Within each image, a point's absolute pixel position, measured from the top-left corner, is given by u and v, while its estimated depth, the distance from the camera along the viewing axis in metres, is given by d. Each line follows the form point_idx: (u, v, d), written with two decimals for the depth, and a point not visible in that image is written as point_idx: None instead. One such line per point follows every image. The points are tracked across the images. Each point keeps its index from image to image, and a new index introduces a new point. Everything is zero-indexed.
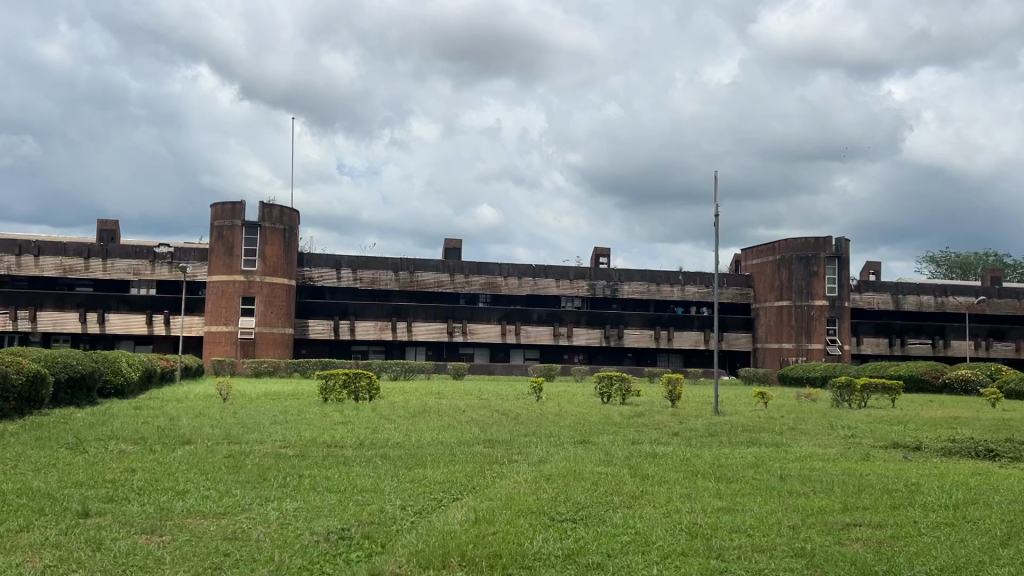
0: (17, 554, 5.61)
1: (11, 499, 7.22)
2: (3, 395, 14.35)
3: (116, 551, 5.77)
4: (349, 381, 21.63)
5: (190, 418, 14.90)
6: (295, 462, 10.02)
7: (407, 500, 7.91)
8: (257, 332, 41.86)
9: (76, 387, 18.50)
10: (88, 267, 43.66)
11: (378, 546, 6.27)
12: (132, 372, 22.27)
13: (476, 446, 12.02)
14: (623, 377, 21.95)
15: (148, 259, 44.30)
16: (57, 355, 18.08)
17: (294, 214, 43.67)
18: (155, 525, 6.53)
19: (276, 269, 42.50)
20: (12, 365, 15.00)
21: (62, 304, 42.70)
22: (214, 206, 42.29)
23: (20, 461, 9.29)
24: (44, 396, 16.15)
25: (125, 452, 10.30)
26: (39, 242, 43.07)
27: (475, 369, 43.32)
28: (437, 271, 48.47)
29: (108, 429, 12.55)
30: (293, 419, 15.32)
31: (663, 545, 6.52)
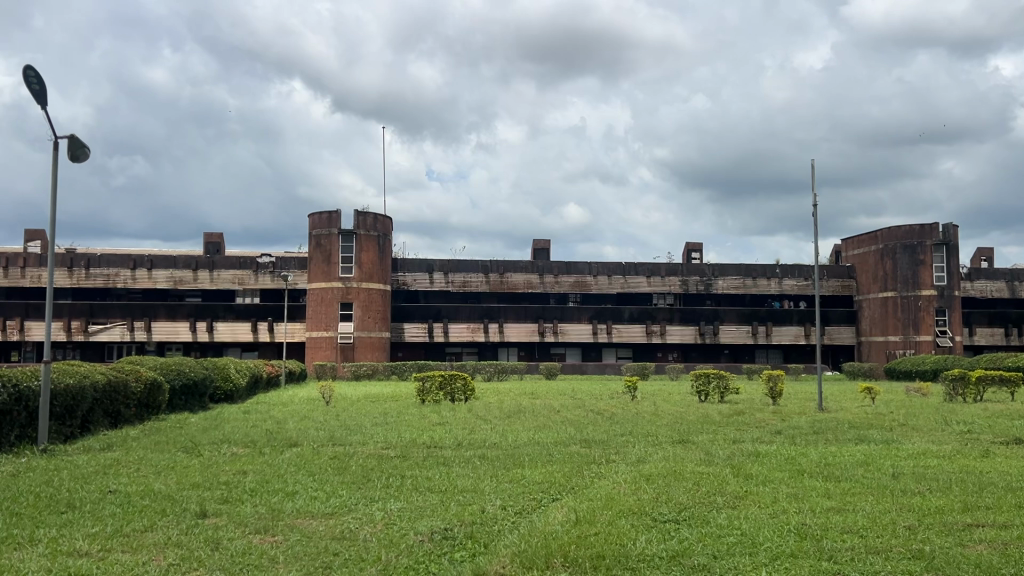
0: (143, 554, 5.92)
1: (136, 500, 7.66)
2: (124, 401, 15.20)
3: (233, 551, 6.01)
4: (445, 382, 21.96)
5: (294, 421, 15.41)
6: (397, 463, 10.25)
7: (507, 500, 7.96)
8: (355, 336, 42.95)
9: (190, 393, 19.43)
10: (197, 278, 45.78)
11: (481, 546, 6.33)
12: (240, 377, 23.22)
13: (573, 446, 12.00)
14: (721, 374, 21.54)
15: (251, 269, 46.07)
16: (171, 363, 19.02)
17: (387, 220, 44.68)
18: (268, 525, 6.79)
19: (372, 274, 43.54)
20: (131, 373, 15.88)
21: (173, 314, 44.88)
22: (312, 216, 43.68)
23: (142, 465, 9.83)
24: (161, 402, 17.02)
25: (237, 455, 10.76)
26: (151, 256, 45.47)
27: (568, 369, 43.25)
28: (527, 272, 48.67)
29: (220, 433, 13.14)
30: (392, 421, 15.64)
31: (771, 546, 6.35)
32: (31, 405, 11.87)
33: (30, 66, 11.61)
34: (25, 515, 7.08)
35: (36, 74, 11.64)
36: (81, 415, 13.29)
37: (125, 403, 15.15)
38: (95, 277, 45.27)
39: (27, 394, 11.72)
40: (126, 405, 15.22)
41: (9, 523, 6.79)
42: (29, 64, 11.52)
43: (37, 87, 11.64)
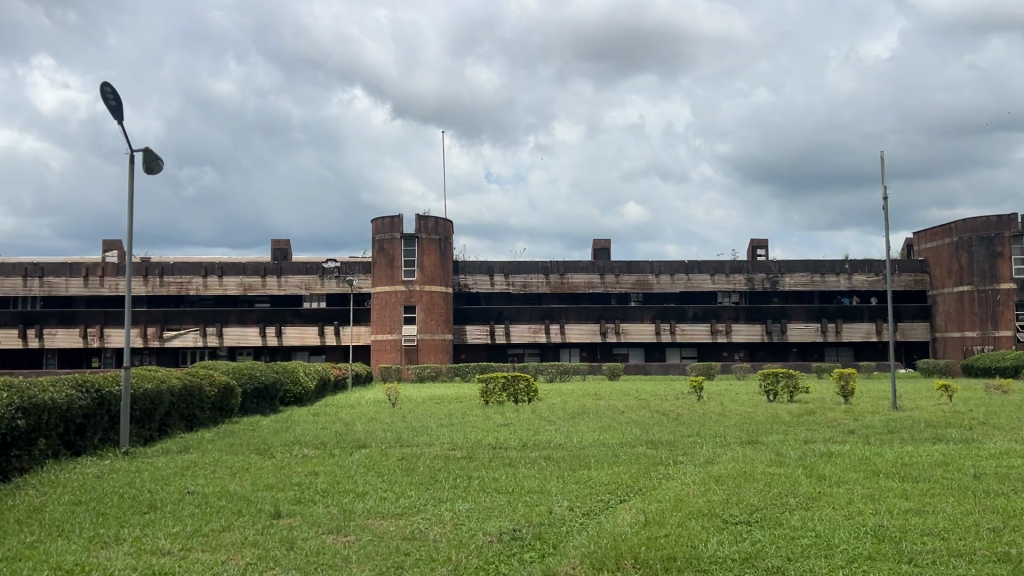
0: (222, 553, 6.09)
1: (213, 501, 7.88)
2: (200, 404, 15.68)
3: (307, 551, 6.14)
4: (508, 384, 22.05)
5: (361, 422, 15.68)
6: (463, 464, 10.32)
7: (574, 501, 7.94)
8: (419, 339, 43.44)
9: (262, 396, 19.92)
10: (265, 284, 46.92)
11: (550, 547, 6.33)
12: (309, 381, 23.71)
13: (640, 447, 11.91)
14: (790, 373, 21.13)
15: (317, 274, 46.96)
16: (243, 367, 19.55)
17: (448, 223, 45.06)
18: (340, 525, 6.91)
19: (434, 277, 43.96)
20: (205, 378, 16.38)
21: (243, 320, 46.09)
22: (374, 221, 44.34)
23: (218, 467, 10.12)
24: (234, 405, 17.51)
25: (308, 456, 10.99)
26: (222, 264, 46.81)
27: (631, 369, 42.95)
28: (588, 272, 48.49)
29: (291, 435, 13.44)
30: (458, 422, 15.77)
31: (848, 548, 6.19)
32: (113, 409, 12.33)
33: (106, 82, 12.08)
34: (111, 515, 7.36)
35: (113, 91, 12.09)
36: (159, 419, 13.74)
37: (201, 406, 15.63)
38: (169, 285, 46.78)
39: (109, 398, 12.18)
40: (201, 409, 15.70)
41: (96, 522, 7.07)
42: (107, 81, 11.97)
43: (114, 103, 12.09)
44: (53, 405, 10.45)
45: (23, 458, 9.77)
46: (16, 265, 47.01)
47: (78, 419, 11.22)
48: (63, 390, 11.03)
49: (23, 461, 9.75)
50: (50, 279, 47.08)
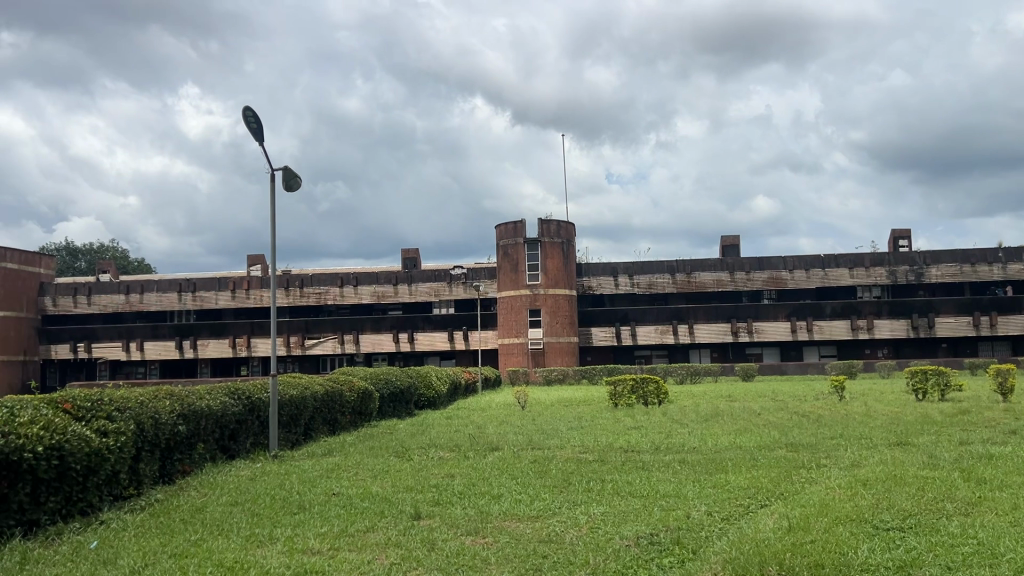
0: (368, 552, 6.33)
1: (357, 503, 8.17)
2: (341, 410, 16.36)
3: (447, 552, 6.29)
4: (637, 386, 21.80)
5: (493, 426, 15.93)
6: (596, 467, 10.26)
7: (713, 506, 7.74)
8: (546, 342, 43.70)
9: (397, 400, 20.53)
10: (397, 292, 48.37)
11: (689, 552, 6.22)
12: (442, 385, 24.26)
13: (779, 450, 11.51)
14: (940, 371, 19.90)
15: (445, 281, 48.00)
16: (379, 373, 20.22)
17: (571, 226, 45.11)
18: (478, 527, 7.03)
19: (559, 280, 44.09)
20: (345, 384, 17.06)
21: (378, 327, 47.70)
22: (498, 226, 44.90)
23: (360, 469, 10.52)
24: (372, 409, 18.15)
25: (443, 459, 11.26)
26: (356, 274, 48.65)
27: (766, 369, 41.62)
28: (716, 270, 47.30)
29: (427, 438, 13.80)
30: (588, 425, 15.70)
31: (1015, 558, 5.73)
32: (263, 415, 13.04)
33: (248, 107, 12.80)
34: (265, 515, 7.79)
35: (254, 115, 12.80)
36: (304, 424, 14.42)
37: (341, 411, 16.31)
38: (308, 296, 49.05)
39: (259, 404, 12.89)
40: (342, 413, 16.37)
41: (252, 522, 7.49)
42: (249, 106, 12.70)
43: (255, 126, 12.80)
44: (209, 411, 11.17)
45: (185, 461, 10.49)
46: (171, 282, 50.52)
47: (232, 425, 11.93)
48: (218, 398, 11.76)
49: (185, 464, 10.47)
50: (202, 293, 50.31)
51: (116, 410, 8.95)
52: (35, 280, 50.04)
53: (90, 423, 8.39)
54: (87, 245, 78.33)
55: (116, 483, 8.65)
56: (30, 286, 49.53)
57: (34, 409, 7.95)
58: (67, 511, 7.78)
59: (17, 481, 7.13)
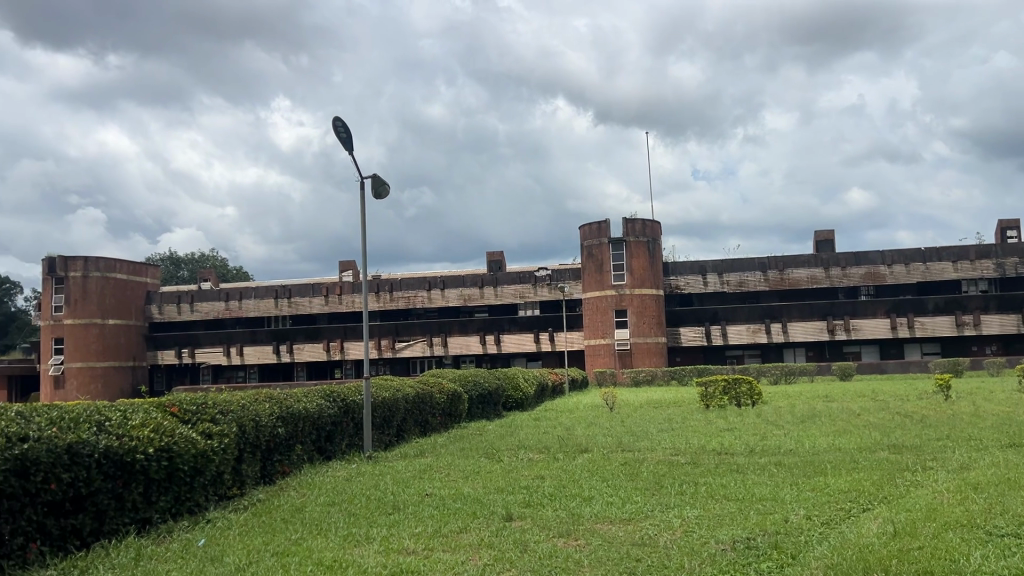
0: (462, 553, 6.40)
1: (450, 503, 8.27)
2: (431, 411, 16.61)
3: (540, 553, 6.30)
4: (729, 386, 21.36)
5: (582, 427, 15.85)
6: (688, 469, 10.11)
7: (812, 510, 7.50)
8: (633, 343, 43.28)
9: (485, 402, 20.68)
10: (483, 295, 48.76)
11: (788, 557, 6.05)
12: (529, 387, 24.32)
13: (881, 452, 11.07)
14: None
15: (531, 283, 48.05)
16: (467, 375, 20.44)
17: (656, 225, 44.56)
18: (570, 529, 7.02)
19: (644, 280, 43.61)
20: (435, 386, 17.32)
21: (465, 329, 48.21)
22: (582, 227, 44.74)
23: (452, 469, 10.66)
24: (462, 411, 18.36)
25: (533, 460, 11.31)
26: (443, 277, 49.30)
27: (865, 368, 40.15)
28: (810, 266, 45.90)
29: (516, 439, 13.84)
30: (679, 427, 15.48)
31: None
32: (357, 417, 13.36)
33: (338, 117, 13.14)
34: (361, 515, 7.97)
35: (344, 124, 13.14)
36: (396, 425, 14.71)
37: (432, 412, 16.56)
38: (397, 300, 50.00)
39: (353, 406, 13.22)
40: (432, 414, 16.62)
41: (349, 522, 7.66)
42: (338, 116, 13.04)
43: (345, 136, 13.14)
44: (306, 413, 11.52)
45: (285, 462, 10.84)
46: (268, 289, 52.31)
47: (328, 426, 12.27)
48: (314, 401, 12.12)
49: (285, 464, 10.82)
50: (297, 299, 51.90)
51: (219, 413, 9.32)
52: (142, 289, 52.66)
53: (196, 425, 8.78)
54: (189, 255, 81.94)
55: (221, 483, 9.02)
56: (138, 295, 52.18)
57: (144, 413, 8.36)
58: (177, 509, 8.15)
59: (131, 480, 7.52)
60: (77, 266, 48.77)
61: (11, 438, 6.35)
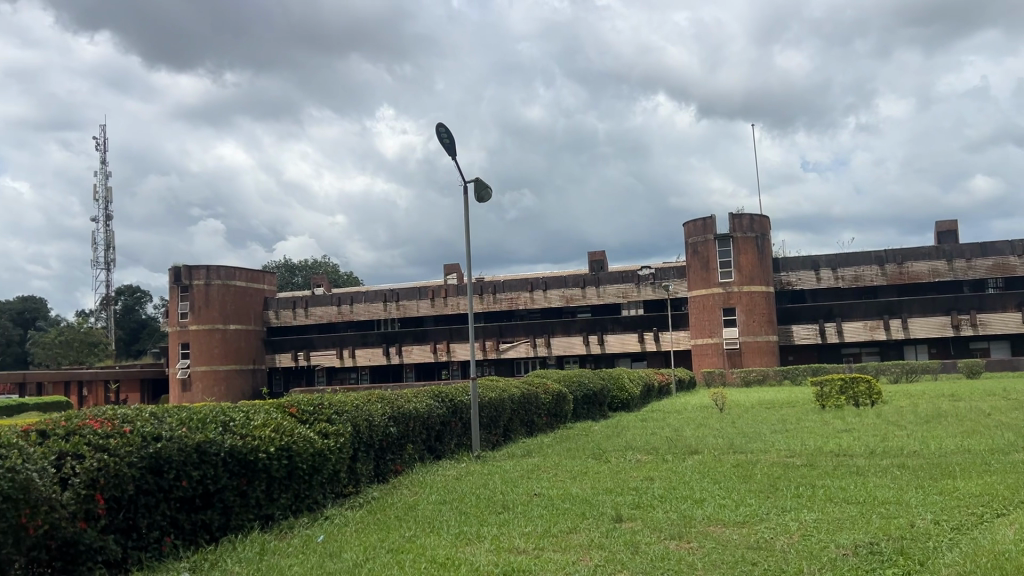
0: (573, 553, 6.40)
1: (559, 503, 8.28)
2: (538, 411, 16.70)
3: (651, 555, 6.23)
4: (846, 386, 20.51)
5: (690, 428, 15.53)
6: (805, 471, 9.78)
7: (941, 514, 7.11)
8: (742, 342, 42.20)
9: (591, 402, 20.62)
10: (586, 295, 48.57)
11: (916, 563, 5.76)
12: (635, 387, 24.06)
13: (1015, 453, 10.38)
14: None
15: (634, 282, 47.47)
16: (572, 376, 20.44)
17: (764, 219, 43.26)
18: (682, 531, 6.91)
19: (752, 277, 42.45)
20: (540, 386, 17.39)
21: (568, 329, 48.21)
22: (687, 223, 43.97)
23: (560, 469, 10.70)
24: (567, 411, 18.36)
25: (642, 461, 11.21)
26: (546, 278, 49.43)
27: (994, 365, 37.83)
28: (930, 259, 43.62)
29: (623, 440, 13.72)
30: (793, 428, 15.01)
31: None
32: (465, 416, 13.58)
33: (441, 124, 13.38)
34: (472, 514, 8.05)
35: (447, 131, 13.37)
36: (503, 425, 14.86)
37: (538, 413, 16.64)
38: (501, 301, 50.45)
39: (461, 407, 13.43)
40: (538, 415, 16.70)
41: (461, 521, 7.75)
42: (441, 122, 13.28)
43: (448, 141, 13.36)
44: (416, 413, 11.79)
45: (397, 461, 11.12)
46: (376, 293, 53.76)
47: (438, 426, 12.52)
48: (424, 401, 12.39)
49: (397, 463, 11.10)
50: (404, 302, 53.06)
51: (335, 413, 9.65)
52: (260, 296, 55.10)
53: (313, 425, 9.12)
54: (302, 262, 85.10)
55: (337, 481, 9.33)
56: (257, 301, 54.66)
57: (265, 413, 8.76)
58: (297, 506, 8.48)
59: (254, 478, 7.86)
60: (199, 275, 51.69)
61: (145, 437, 6.76)
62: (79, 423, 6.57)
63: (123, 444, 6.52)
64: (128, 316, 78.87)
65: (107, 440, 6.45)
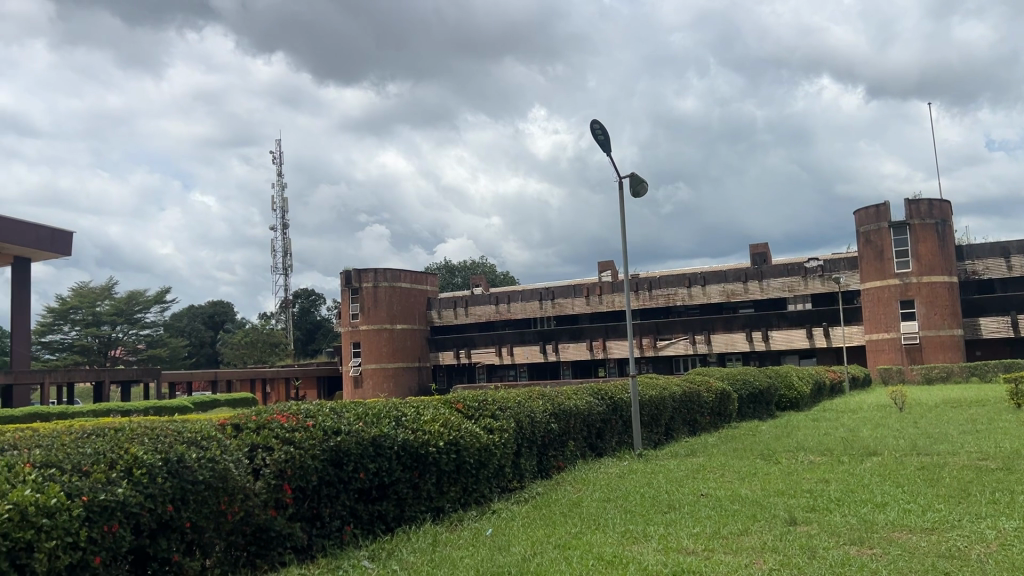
0: (745, 556, 6.20)
1: (728, 505, 8.05)
2: (700, 411, 16.32)
3: (832, 561, 5.93)
4: None
5: (868, 429, 14.62)
6: (1001, 476, 8.95)
7: None
8: (922, 336, 39.39)
9: (757, 402, 19.92)
10: (748, 289, 46.92)
11: None
12: (804, 385, 22.99)
13: None
14: None
15: (800, 275, 45.41)
16: (737, 374, 19.84)
17: (945, 204, 40.18)
18: (863, 537, 6.53)
19: (933, 267, 39.53)
20: (702, 384, 17.00)
21: (730, 326, 46.85)
22: (858, 211, 41.63)
23: (728, 470, 10.39)
24: (731, 410, 17.83)
25: (815, 462, 10.70)
26: (704, 273, 48.25)
27: None
28: None
29: (793, 441, 13.13)
30: (988, 428, 13.78)
31: None
32: (626, 415, 13.48)
33: (596, 120, 13.35)
34: (637, 513, 7.99)
35: (602, 127, 13.32)
36: (665, 424, 14.63)
37: (700, 412, 16.27)
38: (658, 297, 49.70)
39: (621, 405, 13.34)
40: (701, 414, 16.33)
41: (626, 520, 7.72)
42: (595, 119, 13.25)
43: (603, 137, 13.32)
44: (577, 411, 11.83)
45: (559, 457, 11.21)
46: (533, 292, 54.37)
47: (598, 423, 12.50)
48: (584, 398, 12.41)
49: (559, 460, 11.18)
50: (560, 300, 53.32)
51: (499, 409, 9.88)
52: (423, 296, 57.23)
53: (478, 421, 9.38)
54: (461, 263, 87.51)
55: (503, 477, 9.53)
56: (420, 302, 56.76)
57: (434, 409, 9.09)
58: (465, 500, 8.74)
59: (424, 471, 8.16)
60: (368, 278, 54.32)
61: (326, 431, 7.18)
62: (268, 417, 7.09)
63: (307, 438, 6.95)
64: (304, 318, 84.09)
65: (293, 433, 6.92)
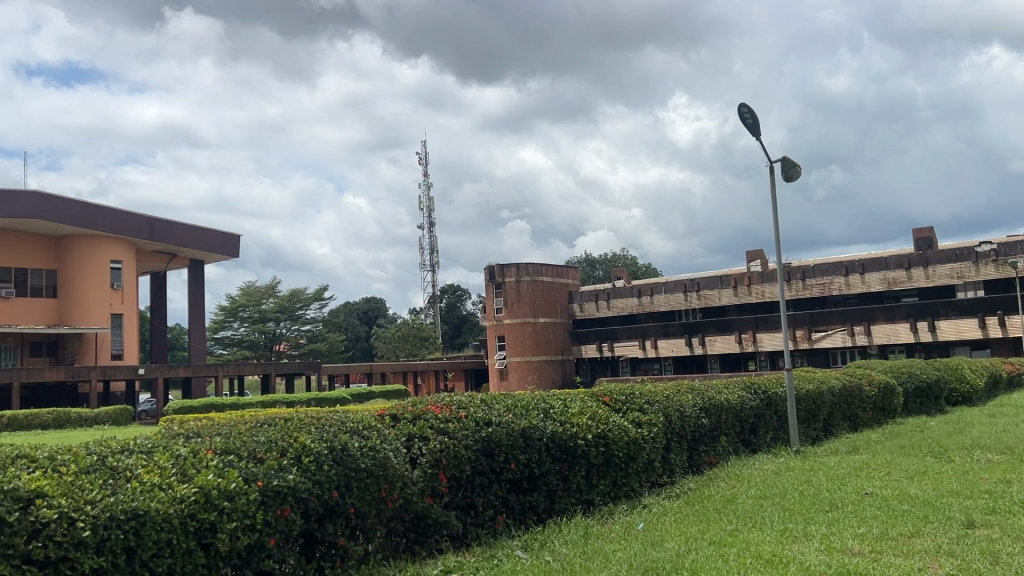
0: (918, 559, 5.84)
1: (896, 505, 7.61)
2: (862, 405, 15.52)
3: (1016, 567, 5.50)
4: None
5: None
6: None
7: None
8: None
9: (925, 396, 18.71)
10: (911, 277, 44.12)
11: None
12: (979, 378, 21.38)
13: None
14: None
15: (970, 260, 42.21)
16: (901, 366, 18.74)
17: None
18: None
19: None
20: (864, 378, 16.15)
21: (892, 316, 44.29)
22: None
23: (894, 468, 9.80)
24: (897, 405, 16.84)
25: (993, 461, 9.93)
26: (862, 261, 45.77)
27: None
28: None
29: (969, 438, 12.23)
30: None
31: None
32: (780, 409, 13.04)
33: (743, 104, 12.93)
34: (796, 511, 7.70)
35: (750, 110, 12.90)
36: (824, 419, 14.03)
37: (862, 407, 15.43)
38: (812, 287, 47.66)
39: (775, 400, 12.90)
40: (863, 410, 15.48)
41: (785, 518, 7.45)
42: (743, 103, 12.84)
43: (750, 121, 12.89)
44: (728, 405, 11.53)
45: (711, 452, 10.97)
46: (677, 283, 53.34)
47: (751, 419, 12.16)
48: (736, 392, 12.09)
49: (712, 455, 10.95)
50: (706, 291, 52.06)
51: (646, 403, 9.76)
52: (565, 289, 57.49)
53: (626, 414, 9.32)
54: (603, 256, 87.33)
55: (653, 471, 9.42)
56: (563, 295, 57.07)
57: (581, 401, 9.11)
58: (615, 493, 8.70)
59: (574, 464, 8.18)
60: (511, 273, 55.12)
61: (478, 422, 7.37)
62: (423, 409, 7.33)
63: (461, 428, 7.15)
64: (451, 312, 86.38)
65: (447, 424, 7.12)
